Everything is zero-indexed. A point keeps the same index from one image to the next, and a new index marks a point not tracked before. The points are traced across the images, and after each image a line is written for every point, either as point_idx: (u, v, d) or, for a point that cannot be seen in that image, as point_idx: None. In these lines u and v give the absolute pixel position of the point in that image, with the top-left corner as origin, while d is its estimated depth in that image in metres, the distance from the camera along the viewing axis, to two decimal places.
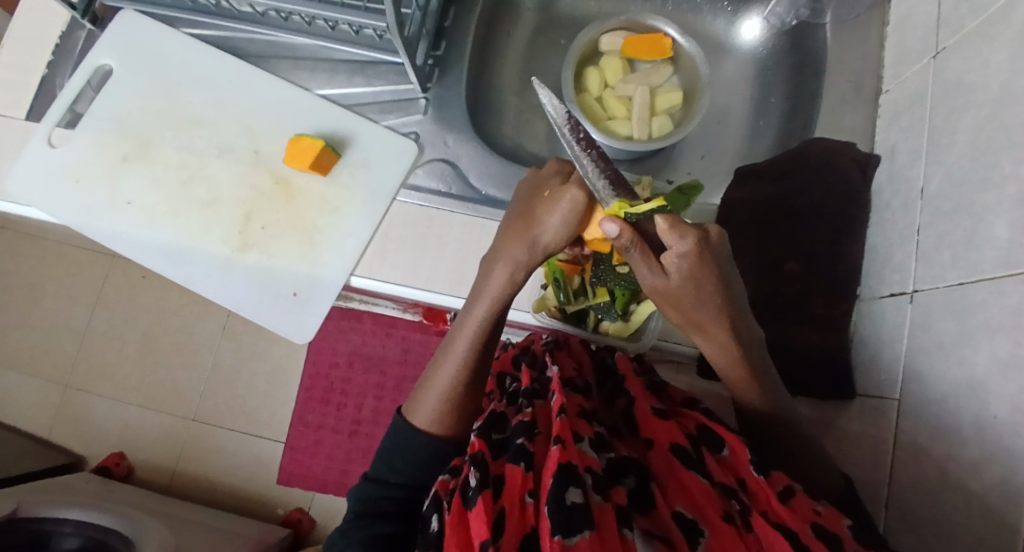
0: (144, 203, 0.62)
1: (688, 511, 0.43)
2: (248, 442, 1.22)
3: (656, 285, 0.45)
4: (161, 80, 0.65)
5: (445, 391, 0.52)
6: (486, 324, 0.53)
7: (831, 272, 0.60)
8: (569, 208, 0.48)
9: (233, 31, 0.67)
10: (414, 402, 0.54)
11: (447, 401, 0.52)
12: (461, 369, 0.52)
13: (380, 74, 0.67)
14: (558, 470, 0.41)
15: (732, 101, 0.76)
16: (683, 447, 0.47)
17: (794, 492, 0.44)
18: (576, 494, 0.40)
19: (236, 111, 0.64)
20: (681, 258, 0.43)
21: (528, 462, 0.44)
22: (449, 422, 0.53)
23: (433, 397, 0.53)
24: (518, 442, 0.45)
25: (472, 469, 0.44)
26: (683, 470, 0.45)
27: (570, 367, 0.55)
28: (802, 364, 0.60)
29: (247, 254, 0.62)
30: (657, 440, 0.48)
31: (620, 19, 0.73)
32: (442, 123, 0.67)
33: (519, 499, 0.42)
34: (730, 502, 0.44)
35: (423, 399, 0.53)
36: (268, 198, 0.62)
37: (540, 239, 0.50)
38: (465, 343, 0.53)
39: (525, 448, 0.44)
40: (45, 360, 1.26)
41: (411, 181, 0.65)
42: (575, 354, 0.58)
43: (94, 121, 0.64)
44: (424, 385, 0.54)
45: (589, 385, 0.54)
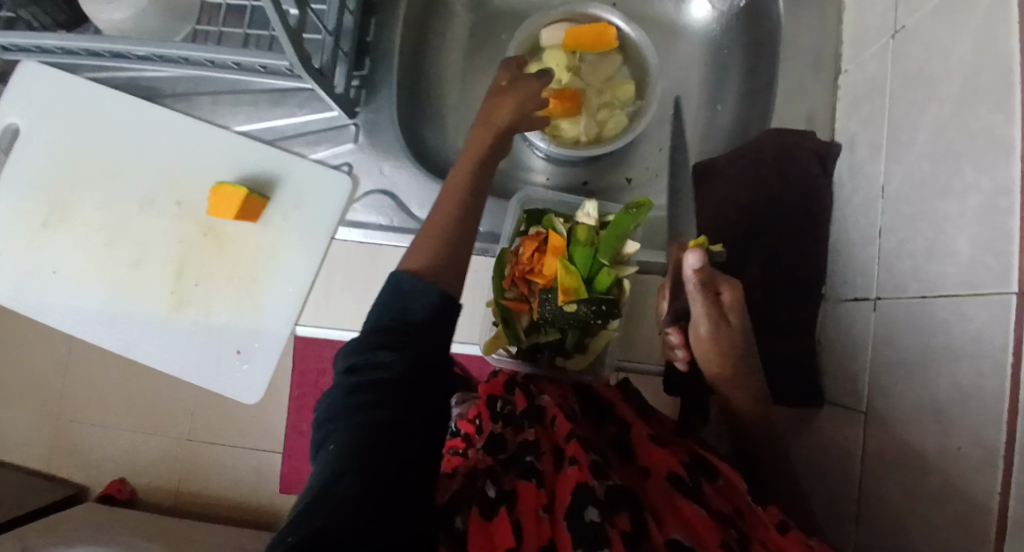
0: (71, 267, 0.59)
1: (686, 537, 0.40)
2: None
3: (713, 330, 0.50)
4: (73, 132, 0.61)
5: (443, 227, 0.43)
6: (471, 184, 0.46)
7: (795, 275, 0.57)
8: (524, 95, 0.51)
9: (139, 71, 0.62)
10: (405, 257, 0.43)
11: (438, 247, 0.42)
12: (459, 206, 0.44)
13: (302, 102, 0.62)
14: (575, 488, 0.41)
15: (687, 85, 0.70)
16: (680, 477, 0.44)
17: (789, 525, 0.42)
18: (594, 512, 0.40)
19: (154, 159, 0.60)
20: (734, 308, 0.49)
21: (539, 479, 0.44)
22: (441, 261, 0.42)
23: (426, 248, 0.42)
24: (528, 458, 0.45)
25: (489, 484, 0.44)
26: (682, 499, 0.43)
27: (558, 395, 0.52)
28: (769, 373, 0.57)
29: (185, 313, 0.59)
30: (654, 468, 0.46)
31: (560, 10, 0.68)
32: (376, 149, 0.63)
33: (532, 513, 0.42)
34: (728, 530, 0.41)
35: (416, 248, 0.43)
36: (198, 252, 0.59)
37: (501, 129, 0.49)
38: (452, 202, 0.45)
39: (534, 465, 0.45)
40: None
41: (349, 217, 0.62)
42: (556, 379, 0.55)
43: (7, 184, 0.60)
44: (418, 237, 0.43)
45: (577, 411, 0.52)
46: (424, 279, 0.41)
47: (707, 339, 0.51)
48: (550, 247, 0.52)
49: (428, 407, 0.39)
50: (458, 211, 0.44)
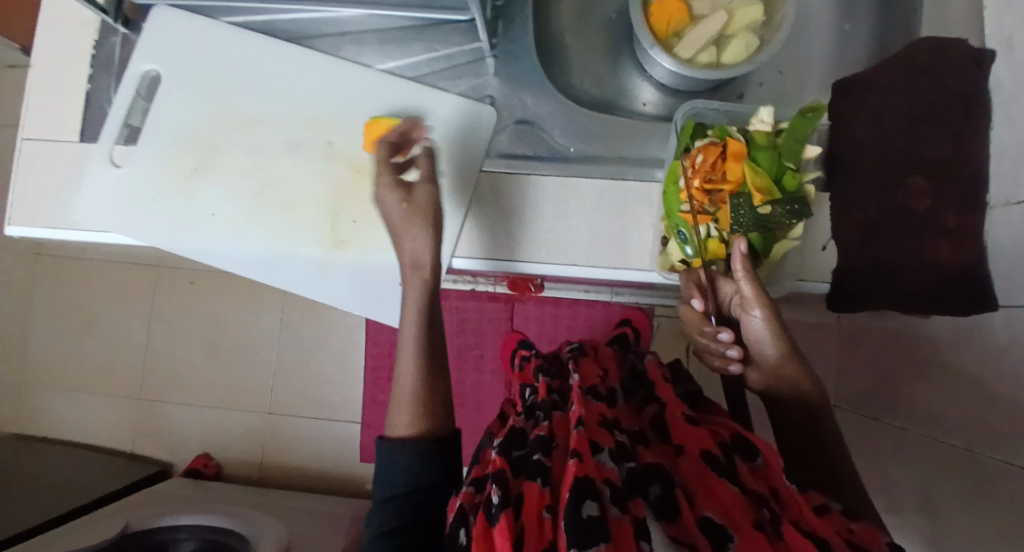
0: (227, 214, 0.59)
1: (718, 516, 0.38)
2: (328, 427, 1.25)
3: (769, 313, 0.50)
4: (214, 78, 0.60)
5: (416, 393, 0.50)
6: (424, 315, 0.54)
7: (959, 180, 0.55)
8: None
9: (277, 12, 0.62)
10: (389, 422, 0.51)
11: (421, 407, 0.50)
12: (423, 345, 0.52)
13: (443, 36, 0.62)
14: (574, 483, 0.37)
15: (812, 6, 0.70)
16: (714, 453, 0.43)
17: (829, 507, 0.42)
18: (593, 506, 0.35)
19: (295, 104, 0.60)
20: None
21: (545, 478, 0.40)
22: (425, 425, 0.50)
23: (403, 412, 0.50)
24: (535, 458, 0.41)
25: (493, 487, 0.40)
26: (713, 476, 0.41)
27: (594, 375, 0.54)
28: (936, 280, 0.56)
29: (343, 252, 0.59)
30: (689, 446, 0.44)
31: None
32: (514, 82, 0.62)
33: (535, 516, 0.38)
34: (761, 510, 0.39)
35: (395, 415, 0.50)
36: (351, 192, 0.59)
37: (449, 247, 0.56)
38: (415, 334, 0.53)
39: (542, 463, 0.41)
40: (113, 377, 1.29)
41: (495, 149, 0.61)
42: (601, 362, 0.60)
43: (153, 134, 0.59)
44: (393, 405, 0.51)
45: (613, 392, 0.52)
46: (403, 442, 0.48)
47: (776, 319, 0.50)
48: (730, 153, 0.51)
49: (450, 461, 0.49)
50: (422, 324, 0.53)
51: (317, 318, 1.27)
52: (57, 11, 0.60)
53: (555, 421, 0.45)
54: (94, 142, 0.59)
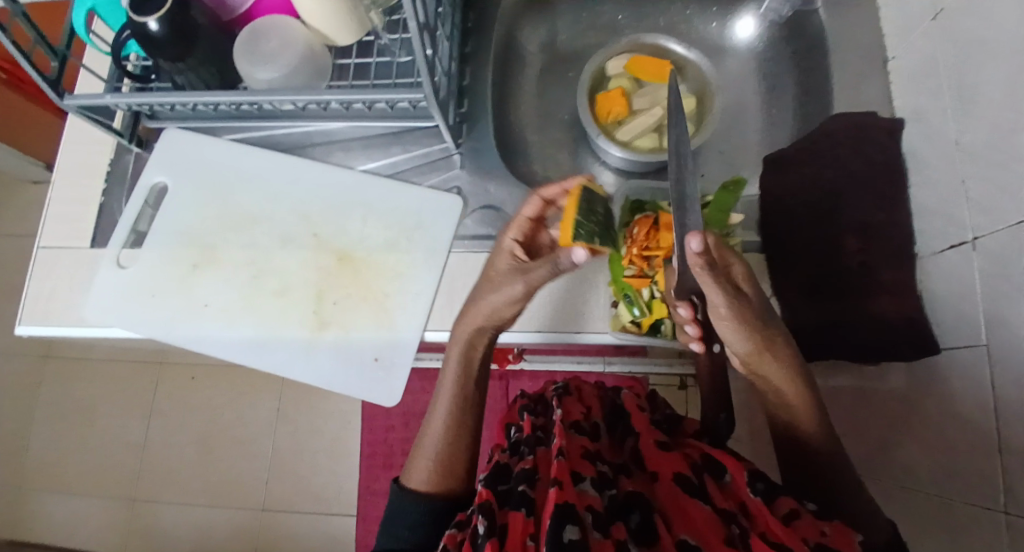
0: (218, 303, 0.64)
1: (691, 537, 0.43)
2: (322, 521, 1.25)
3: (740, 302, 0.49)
4: (215, 184, 0.67)
5: (432, 456, 0.57)
6: (453, 414, 0.58)
7: (886, 238, 0.60)
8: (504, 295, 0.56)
9: (273, 129, 0.69)
10: (407, 470, 0.58)
11: (435, 468, 0.56)
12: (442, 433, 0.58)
13: (415, 139, 0.70)
14: (555, 509, 0.42)
15: (743, 94, 0.78)
16: (685, 475, 0.48)
17: (799, 512, 0.44)
18: (573, 530, 0.41)
19: (291, 203, 0.67)
20: (743, 278, 0.51)
21: (528, 507, 0.45)
22: (439, 481, 0.56)
23: (421, 465, 0.57)
24: (520, 489, 0.47)
25: (482, 518, 0.45)
26: (687, 499, 0.46)
27: (577, 410, 0.59)
28: (883, 331, 0.59)
29: (326, 331, 0.63)
30: (662, 473, 0.49)
31: (622, 43, 0.77)
32: (479, 173, 0.70)
33: (521, 542, 0.43)
34: (729, 526, 0.44)
35: (414, 466, 0.57)
36: (335, 277, 0.65)
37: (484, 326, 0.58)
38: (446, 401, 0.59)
39: (527, 494, 0.46)
40: (109, 479, 1.30)
41: (461, 231, 0.67)
42: (586, 396, 0.63)
43: (157, 236, 0.66)
44: (413, 457, 0.58)
45: (596, 428, 0.58)
46: (414, 495, 0.55)
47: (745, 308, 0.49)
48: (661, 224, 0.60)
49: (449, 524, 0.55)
50: (452, 392, 0.59)
51: (313, 409, 1.30)
52: (79, 133, 0.68)
53: (540, 456, 0.51)
54: (103, 248, 0.66)
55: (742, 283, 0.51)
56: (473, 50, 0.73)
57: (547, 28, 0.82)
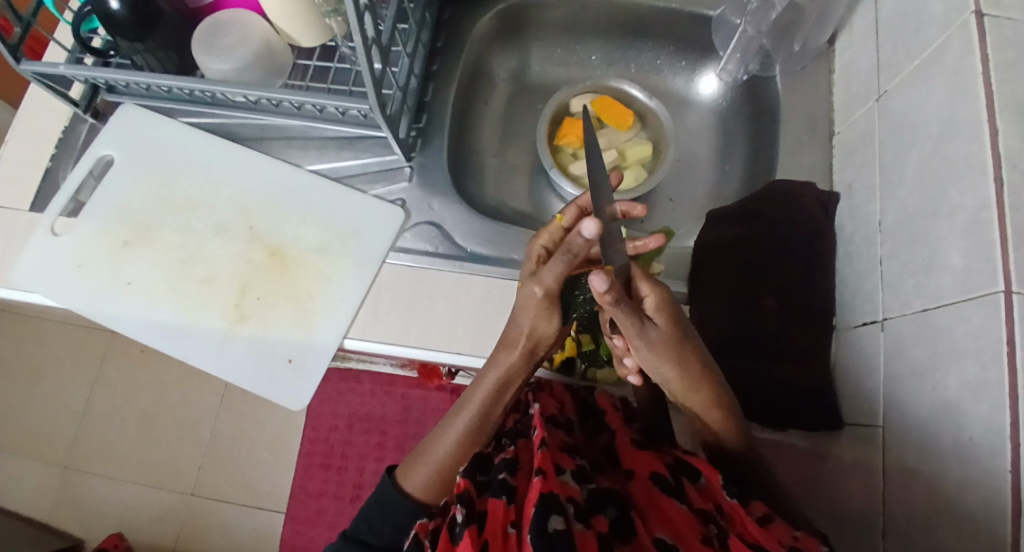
0: (144, 283, 0.64)
1: (667, 537, 0.43)
2: (250, 515, 1.24)
3: (651, 336, 0.47)
4: (163, 165, 0.68)
5: (439, 464, 0.51)
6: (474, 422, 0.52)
7: (808, 304, 0.60)
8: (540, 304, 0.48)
9: (228, 118, 0.71)
10: (406, 468, 0.53)
11: (440, 475, 0.51)
12: (457, 446, 0.51)
13: (366, 147, 0.71)
14: (540, 499, 0.40)
15: (697, 148, 0.80)
16: (661, 475, 0.47)
17: (771, 518, 0.44)
18: (559, 520, 0.39)
19: (233, 193, 0.68)
20: (658, 307, 0.48)
21: (509, 495, 0.43)
22: (439, 494, 0.52)
23: (425, 471, 0.52)
24: (500, 476, 0.44)
25: (459, 505, 0.42)
26: (663, 498, 0.45)
27: (552, 404, 0.55)
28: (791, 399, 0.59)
29: (245, 325, 0.64)
30: (638, 471, 0.48)
31: (587, 83, 0.79)
32: (427, 188, 0.71)
33: (501, 530, 0.41)
34: (707, 526, 0.43)
35: (415, 469, 0.52)
36: (263, 272, 0.65)
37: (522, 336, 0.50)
38: (469, 414, 0.52)
39: (507, 482, 0.44)
40: (45, 442, 1.29)
41: (399, 244, 0.68)
42: (557, 394, 0.58)
43: (98, 208, 0.66)
44: (417, 456, 0.53)
45: (573, 423, 0.55)
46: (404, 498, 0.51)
47: (657, 343, 0.47)
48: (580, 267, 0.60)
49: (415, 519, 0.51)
50: (478, 407, 0.52)
51: (258, 399, 1.30)
52: (42, 104, 0.70)
53: (520, 446, 0.48)
54: (41, 212, 0.66)
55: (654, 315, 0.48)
56: (439, 69, 0.75)
57: (519, 58, 0.84)
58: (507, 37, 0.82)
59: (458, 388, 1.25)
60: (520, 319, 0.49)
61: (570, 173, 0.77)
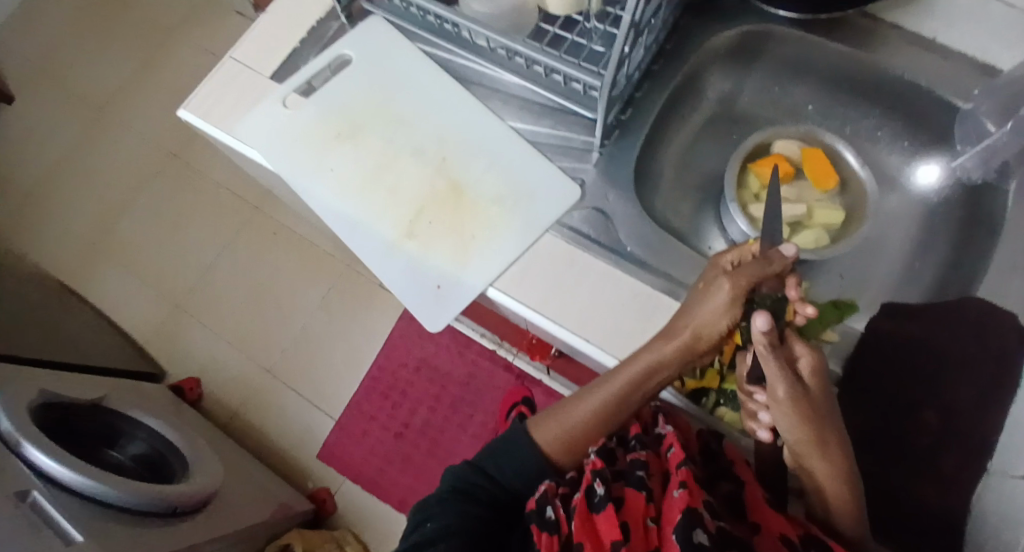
0: (343, 173, 0.69)
1: None
2: (307, 411, 1.31)
3: (795, 387, 0.45)
4: (389, 78, 0.73)
5: (570, 426, 0.56)
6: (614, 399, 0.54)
7: (968, 433, 0.56)
8: (729, 297, 0.47)
9: (455, 56, 0.74)
10: (542, 417, 0.59)
11: (568, 435, 0.56)
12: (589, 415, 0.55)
13: (567, 122, 0.71)
14: (686, 509, 0.43)
15: (890, 234, 0.76)
16: (794, 541, 0.45)
17: None
18: (704, 536, 0.40)
19: (439, 123, 0.71)
20: (809, 367, 0.46)
21: (648, 493, 0.47)
22: (568, 450, 0.57)
23: (557, 428, 0.57)
24: (638, 473, 0.48)
25: (599, 481, 0.48)
26: None
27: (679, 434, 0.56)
28: (918, 522, 0.55)
29: (411, 242, 0.67)
30: (768, 527, 0.47)
31: (799, 129, 0.76)
32: (606, 178, 0.70)
33: (639, 521, 0.45)
34: None
35: (547, 423, 0.58)
36: (441, 202, 0.68)
37: (683, 336, 0.49)
38: (607, 394, 0.54)
39: (646, 481, 0.48)
40: (167, 279, 1.43)
41: (564, 220, 0.68)
42: (682, 428, 0.59)
43: (326, 97, 0.73)
44: (555, 410, 0.58)
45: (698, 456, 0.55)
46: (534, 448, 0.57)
47: (798, 401, 0.45)
48: None
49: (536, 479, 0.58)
50: (615, 391, 0.53)
51: (352, 313, 1.36)
52: None
53: (654, 456, 0.51)
54: (277, 84, 0.72)
55: (804, 373, 0.46)
56: (659, 71, 0.75)
57: (733, 85, 0.83)
58: (733, 63, 0.81)
59: (525, 374, 1.26)
60: (697, 309, 0.49)
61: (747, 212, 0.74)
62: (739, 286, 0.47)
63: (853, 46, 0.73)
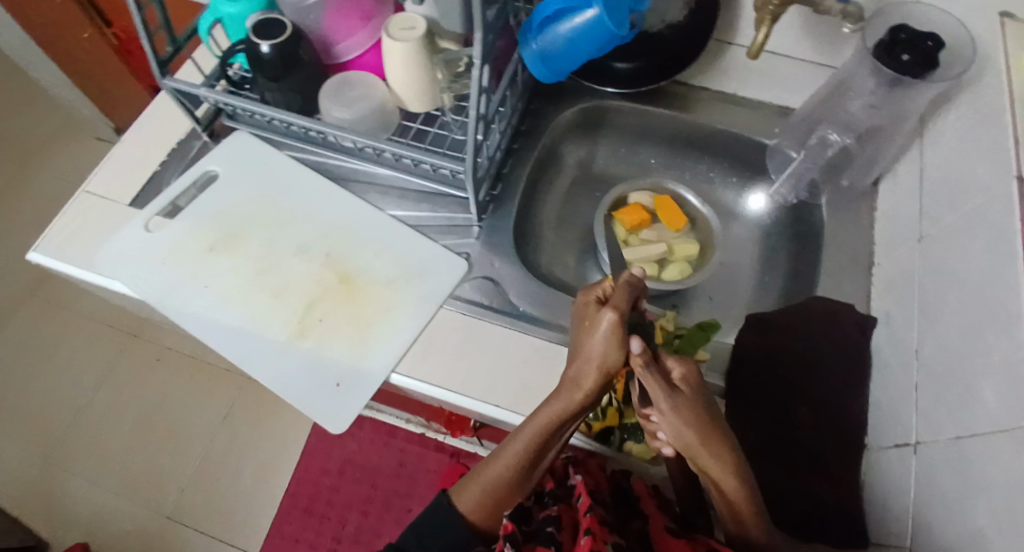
0: (220, 285, 0.68)
1: None
2: (219, 549, 1.19)
3: (674, 396, 0.50)
4: (261, 187, 0.74)
5: (489, 486, 0.55)
6: (528, 451, 0.54)
7: (841, 419, 0.64)
8: (606, 330, 0.51)
9: (326, 157, 0.78)
10: (462, 485, 0.58)
11: (489, 497, 0.56)
12: (507, 471, 0.55)
13: (445, 203, 0.76)
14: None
15: (741, 259, 0.86)
16: None
17: None
18: None
19: (317, 221, 0.73)
20: (687, 377, 0.51)
21: (556, 546, 0.49)
22: (490, 514, 0.56)
23: (477, 492, 0.56)
24: (547, 529, 0.51)
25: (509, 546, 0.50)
26: None
27: (590, 480, 0.58)
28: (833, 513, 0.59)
29: (303, 341, 0.66)
30: None
31: (647, 181, 0.86)
32: (491, 248, 0.74)
33: None
34: None
35: (468, 488, 0.57)
36: (330, 296, 0.69)
37: (581, 372, 0.52)
38: (520, 446, 0.54)
39: (555, 535, 0.50)
40: (36, 433, 1.27)
41: (457, 292, 0.71)
42: (592, 472, 0.61)
43: (193, 214, 0.72)
44: (473, 475, 0.57)
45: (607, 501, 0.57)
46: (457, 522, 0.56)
47: (680, 409, 0.49)
48: None
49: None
50: (528, 442, 0.54)
51: (259, 428, 1.28)
52: (167, 115, 0.78)
53: (564, 507, 0.53)
54: (139, 208, 0.72)
55: (681, 383, 0.51)
56: (520, 147, 0.83)
57: (588, 150, 0.92)
58: (583, 133, 0.91)
59: (457, 451, 1.24)
60: (587, 350, 0.52)
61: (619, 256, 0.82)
62: (616, 316, 0.51)
63: (676, 110, 0.85)
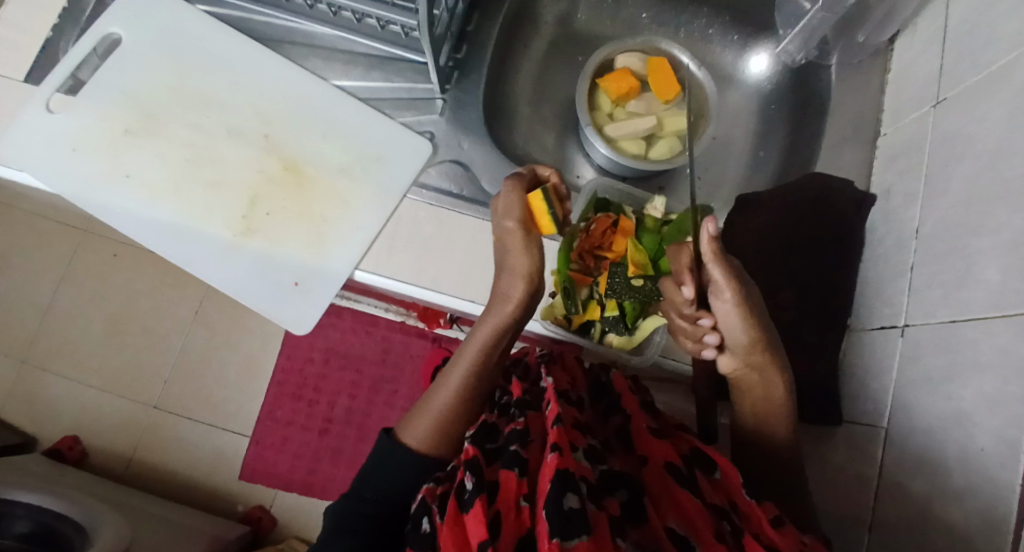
0: (145, 177, 0.60)
1: (680, 526, 0.43)
2: (211, 435, 1.21)
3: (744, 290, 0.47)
4: (181, 60, 0.64)
5: (440, 412, 0.53)
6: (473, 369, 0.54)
7: (826, 302, 0.61)
8: (515, 232, 0.53)
9: (252, 14, 0.66)
10: (406, 424, 0.54)
11: (441, 423, 0.53)
12: (458, 392, 0.53)
13: (399, 71, 0.66)
14: (555, 475, 0.41)
15: (734, 132, 0.79)
16: (676, 464, 0.46)
17: (783, 519, 0.45)
18: (574, 498, 0.40)
19: (251, 98, 0.63)
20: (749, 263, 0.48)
21: (521, 468, 0.45)
22: (437, 445, 0.53)
23: (424, 423, 0.53)
24: (512, 448, 0.46)
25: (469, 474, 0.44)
26: (676, 487, 0.45)
27: (564, 379, 0.56)
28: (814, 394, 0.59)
29: (251, 239, 0.60)
30: (653, 456, 0.48)
31: (636, 41, 0.75)
32: (458, 125, 0.65)
33: (514, 502, 0.43)
34: (721, 522, 0.43)
35: (415, 423, 0.54)
36: (275, 186, 0.61)
37: (506, 279, 0.54)
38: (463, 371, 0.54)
39: (519, 454, 0.45)
40: (4, 334, 1.24)
41: (421, 180, 0.64)
42: (569, 370, 0.59)
43: (100, 90, 0.62)
44: (417, 411, 0.54)
45: (582, 399, 0.55)
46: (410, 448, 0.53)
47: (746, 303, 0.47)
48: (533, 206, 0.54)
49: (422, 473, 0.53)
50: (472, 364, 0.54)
51: (234, 320, 1.26)
52: None
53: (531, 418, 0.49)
54: (35, 86, 0.61)
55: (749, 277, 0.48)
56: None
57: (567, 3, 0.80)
58: None
59: (440, 336, 1.23)
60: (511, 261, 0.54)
61: (603, 132, 0.74)
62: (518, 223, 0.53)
63: None
